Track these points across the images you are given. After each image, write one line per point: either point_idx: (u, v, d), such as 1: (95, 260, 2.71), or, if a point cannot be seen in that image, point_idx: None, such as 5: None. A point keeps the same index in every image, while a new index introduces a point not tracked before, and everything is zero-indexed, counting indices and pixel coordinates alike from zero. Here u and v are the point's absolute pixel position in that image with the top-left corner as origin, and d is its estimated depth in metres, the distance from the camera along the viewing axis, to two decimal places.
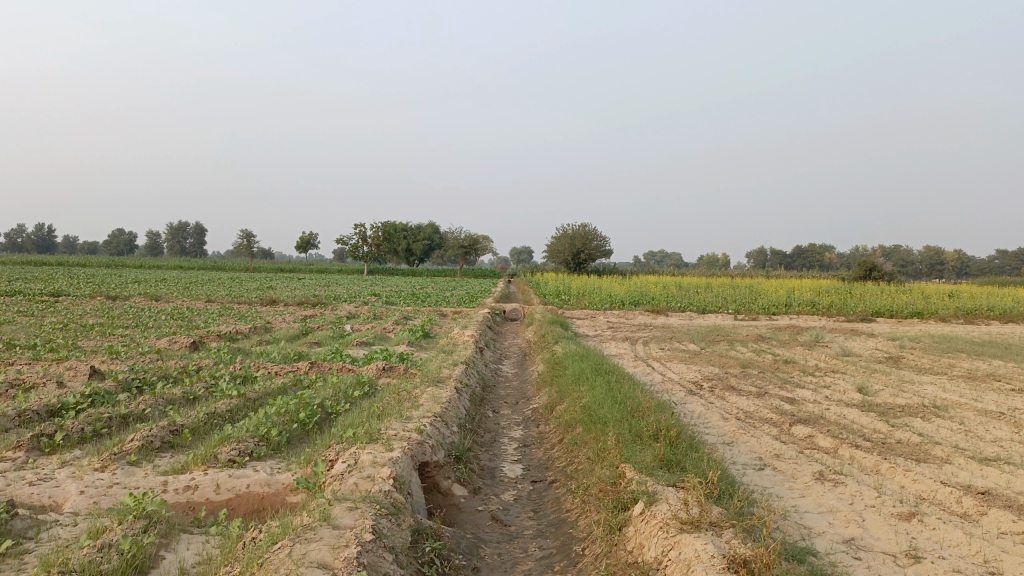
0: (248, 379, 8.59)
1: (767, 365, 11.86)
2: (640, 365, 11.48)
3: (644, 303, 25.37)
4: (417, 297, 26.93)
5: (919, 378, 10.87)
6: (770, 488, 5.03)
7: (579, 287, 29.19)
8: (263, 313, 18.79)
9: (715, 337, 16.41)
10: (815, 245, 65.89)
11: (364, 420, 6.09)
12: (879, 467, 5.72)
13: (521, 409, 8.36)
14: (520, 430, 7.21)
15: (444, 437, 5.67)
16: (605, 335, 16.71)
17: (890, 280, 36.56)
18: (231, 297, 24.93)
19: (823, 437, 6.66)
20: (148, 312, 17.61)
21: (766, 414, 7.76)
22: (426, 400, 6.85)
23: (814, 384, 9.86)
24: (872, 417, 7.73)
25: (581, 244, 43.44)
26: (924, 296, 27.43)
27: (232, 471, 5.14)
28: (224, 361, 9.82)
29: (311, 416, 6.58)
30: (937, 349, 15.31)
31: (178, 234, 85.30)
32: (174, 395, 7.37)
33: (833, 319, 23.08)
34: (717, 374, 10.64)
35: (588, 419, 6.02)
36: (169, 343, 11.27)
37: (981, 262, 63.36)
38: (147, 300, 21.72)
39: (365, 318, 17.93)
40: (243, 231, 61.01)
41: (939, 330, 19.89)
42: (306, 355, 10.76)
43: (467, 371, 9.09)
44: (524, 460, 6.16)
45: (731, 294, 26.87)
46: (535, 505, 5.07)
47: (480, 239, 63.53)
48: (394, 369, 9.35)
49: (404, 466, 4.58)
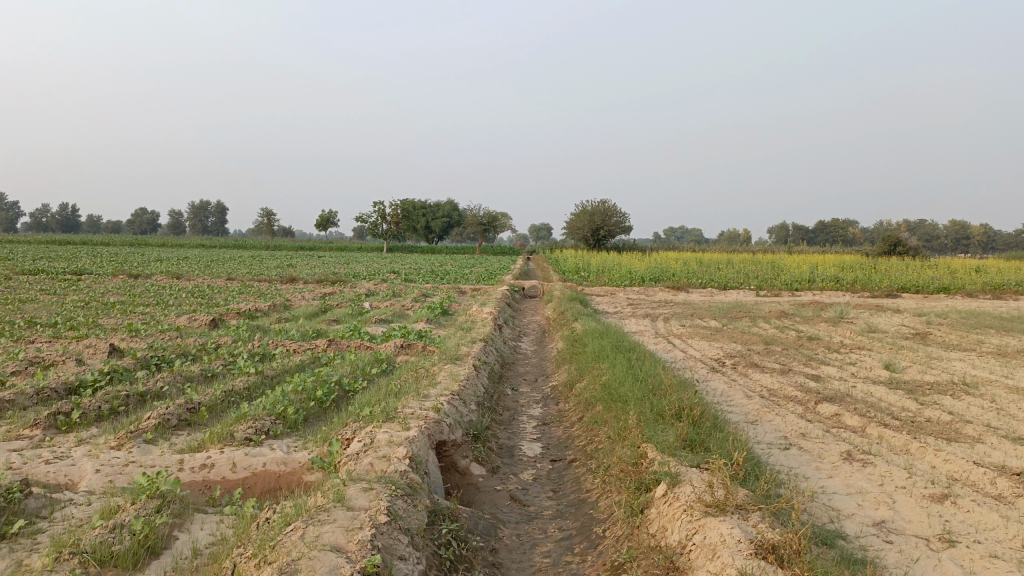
0: (266, 356, 8.55)
1: (791, 341, 11.66)
2: (661, 342, 11.33)
3: (665, 280, 25.12)
4: (437, 274, 26.87)
5: (947, 354, 10.63)
6: (796, 469, 4.88)
7: (599, 263, 28.99)
8: (282, 290, 18.81)
9: (737, 314, 16.19)
10: (837, 221, 65.03)
11: (381, 398, 6.02)
12: (908, 447, 5.56)
13: (540, 386, 8.26)
14: (540, 409, 7.10)
15: (462, 416, 5.57)
16: (625, 312, 16.54)
17: (915, 255, 35.97)
18: (251, 274, 25.00)
19: (850, 416, 6.49)
20: (169, 289, 17.68)
21: (791, 391, 7.60)
22: (443, 378, 6.76)
23: (839, 361, 9.66)
24: (900, 394, 7.54)
25: (601, 221, 43.10)
26: (950, 271, 26.95)
27: (248, 450, 5.08)
28: (242, 338, 9.79)
29: (328, 393, 6.52)
30: (965, 324, 14.99)
31: (199, 212, 85.81)
32: (192, 372, 7.34)
33: (857, 295, 22.71)
34: (740, 351, 10.47)
35: (609, 398, 5.90)
36: (188, 321, 11.26)
37: (1008, 237, 62.16)
38: (169, 278, 21.81)
39: (384, 296, 17.88)
40: (263, 209, 61.19)
41: (967, 305, 19.50)
42: (324, 333, 10.72)
43: (486, 349, 8.99)
44: (543, 439, 6.05)
45: (753, 270, 26.54)
46: (555, 485, 4.97)
47: (499, 216, 63.28)
48: (412, 346, 9.27)
49: (421, 446, 4.49)
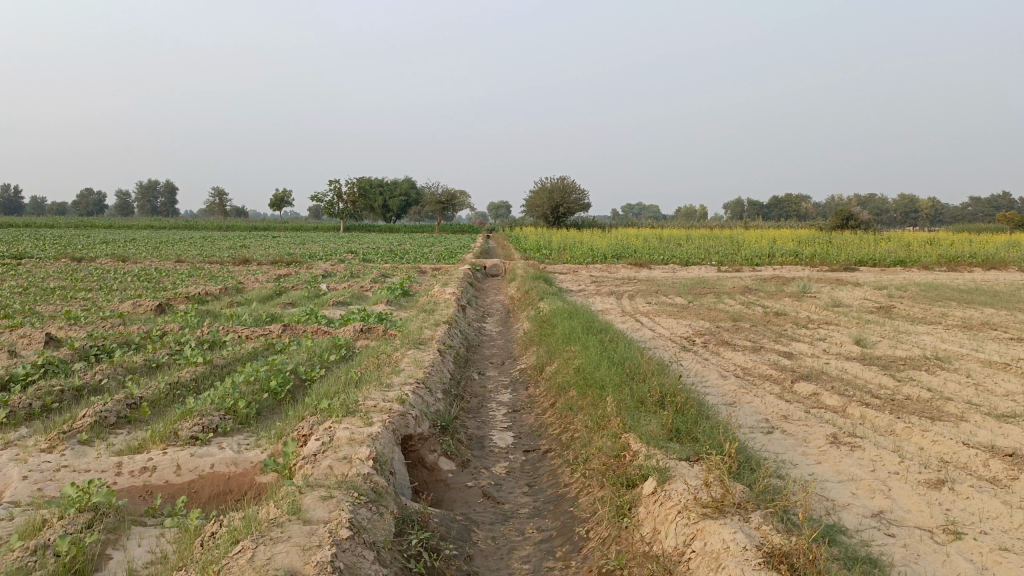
0: (215, 344, 8.04)
1: (758, 317, 11.50)
2: (629, 320, 11.07)
3: (627, 256, 24.93)
4: (396, 254, 26.37)
5: (914, 328, 10.54)
6: (782, 455, 4.64)
7: (559, 241, 28.69)
8: (235, 273, 18.14)
9: (701, 290, 16.05)
10: (792, 196, 65.87)
11: (340, 389, 5.61)
12: (893, 428, 5.36)
13: (507, 370, 7.92)
14: (509, 394, 6.77)
15: (428, 406, 5.20)
16: (590, 290, 16.28)
17: (868, 229, 36.39)
18: (202, 256, 24.12)
19: (830, 395, 6.28)
20: (114, 273, 16.91)
21: (766, 370, 7.37)
22: (407, 364, 6.38)
23: (809, 337, 9.50)
24: (875, 371, 7.37)
25: (561, 198, 42.85)
26: (906, 244, 27.27)
27: (195, 450, 4.66)
28: (191, 325, 9.24)
29: (283, 383, 6.09)
30: (926, 297, 15.03)
31: (149, 193, 83.31)
32: (135, 363, 6.83)
33: (816, 269, 22.79)
34: (709, 329, 10.26)
35: (583, 383, 5.59)
36: (133, 307, 10.65)
37: (955, 210, 63.59)
38: (114, 262, 20.88)
39: (341, 277, 17.30)
40: (215, 188, 59.57)
41: (924, 278, 19.65)
42: (279, 317, 10.21)
43: (450, 331, 8.62)
44: (515, 428, 5.72)
45: (713, 246, 26.53)
46: (531, 479, 4.64)
47: (458, 194, 62.58)
48: (372, 330, 8.84)
49: (385, 443, 4.11)
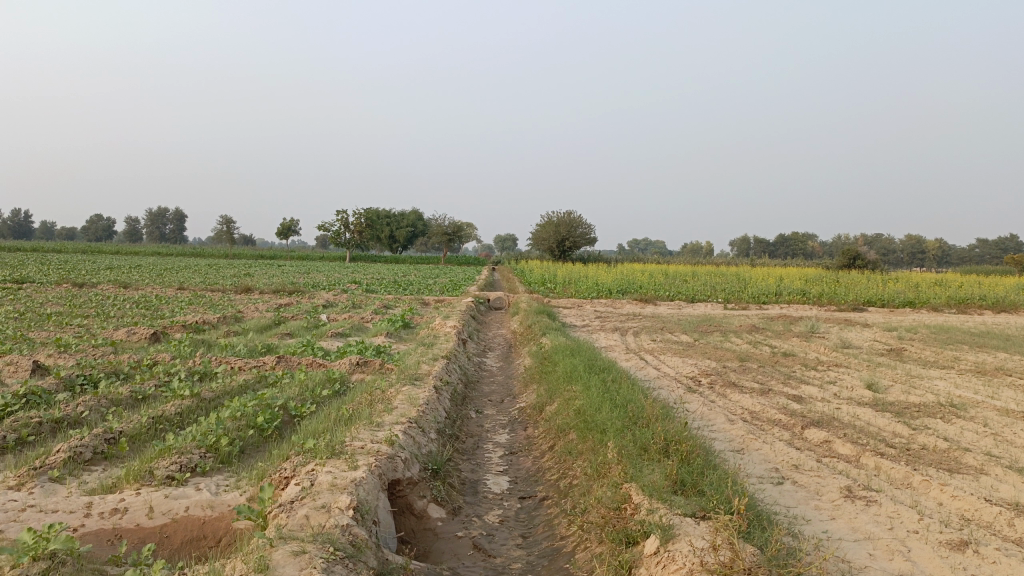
0: (206, 375, 7.80)
1: (766, 357, 11.22)
2: (633, 358, 10.78)
3: (632, 292, 24.70)
4: (399, 285, 26.25)
5: (926, 372, 10.24)
6: (793, 509, 4.36)
7: (565, 275, 28.50)
8: (235, 301, 17.95)
9: (707, 328, 15.78)
10: (798, 235, 65.84)
11: (328, 427, 5.35)
12: (909, 481, 5.08)
13: (506, 409, 7.64)
14: (506, 435, 6.49)
15: (419, 448, 4.94)
16: (594, 325, 16.03)
17: (875, 268, 36.16)
18: (205, 284, 23.99)
19: (842, 444, 5.99)
20: (113, 299, 16.73)
21: (774, 415, 7.09)
22: (400, 402, 6.12)
23: (819, 380, 9.20)
24: (888, 418, 7.08)
25: (567, 232, 42.73)
26: (914, 285, 27.01)
27: (170, 491, 4.40)
28: (183, 354, 9.00)
29: (270, 420, 5.84)
30: (937, 340, 14.70)
31: (158, 219, 83.69)
32: (120, 395, 6.59)
33: (824, 308, 22.50)
34: (715, 369, 9.98)
35: (584, 427, 5.32)
36: (126, 335, 10.43)
37: (962, 251, 63.32)
38: (116, 288, 20.72)
39: (343, 307, 17.10)
40: (222, 215, 59.73)
41: (934, 320, 19.35)
42: (275, 348, 9.97)
43: (448, 366, 8.36)
44: (511, 472, 5.45)
45: (719, 283, 26.32)
46: (525, 529, 4.36)
47: (464, 226, 62.58)
48: (369, 364, 8.59)
49: (370, 489, 3.85)
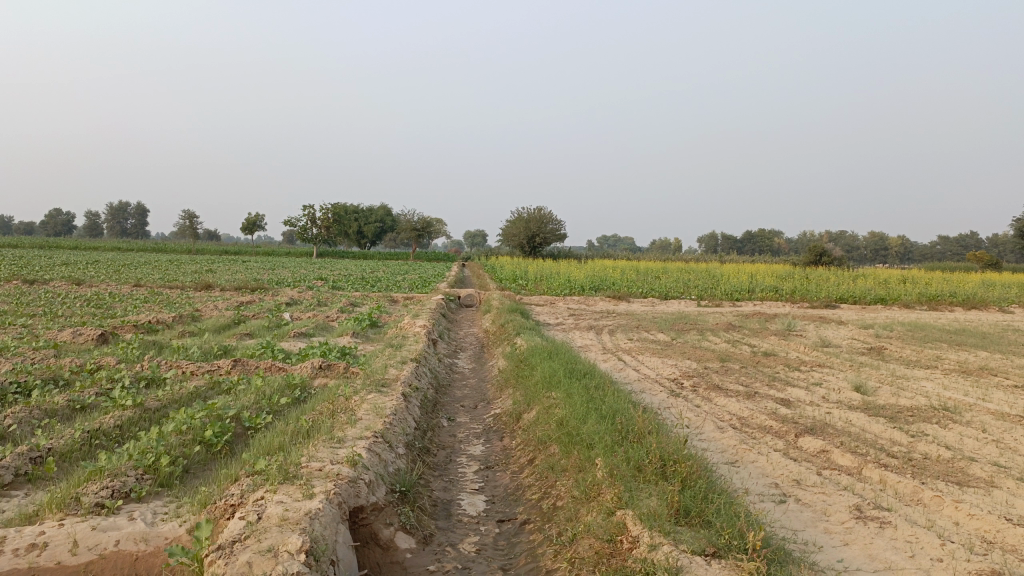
0: (153, 382, 7.18)
1: (747, 357, 10.85)
2: (611, 360, 10.34)
3: (605, 289, 24.36)
4: (367, 281, 25.54)
5: (911, 373, 9.93)
6: (802, 535, 3.94)
7: (536, 271, 28.12)
8: (194, 299, 17.18)
9: (683, 326, 15.42)
10: (765, 231, 66.37)
11: (283, 443, 4.80)
12: (920, 497, 4.69)
13: (480, 416, 7.14)
14: (481, 446, 6.00)
15: (386, 467, 4.44)
16: (568, 324, 15.58)
17: (841, 264, 36.36)
18: (163, 281, 23.10)
19: (841, 454, 5.60)
20: (63, 297, 15.86)
21: (764, 420, 6.66)
22: (365, 411, 5.58)
23: (804, 381, 8.83)
24: (883, 424, 6.71)
25: (537, 228, 42.33)
26: (884, 282, 27.05)
27: (99, 521, 3.82)
28: (131, 358, 8.34)
29: (220, 433, 5.29)
30: (915, 338, 14.49)
31: (118, 214, 81.57)
32: (55, 405, 5.96)
33: (797, 305, 22.35)
34: (697, 370, 9.59)
35: (568, 440, 4.85)
36: (71, 336, 9.73)
37: (924, 248, 64.23)
38: (68, 285, 19.77)
39: (307, 305, 16.47)
40: (187, 210, 58.42)
41: (907, 317, 19.25)
42: (232, 350, 9.34)
43: (417, 370, 7.84)
44: (487, 489, 4.96)
45: (692, 279, 26.06)
46: (505, 560, 3.87)
47: (433, 221, 61.80)
48: (332, 367, 8.03)
49: (327, 523, 3.33)
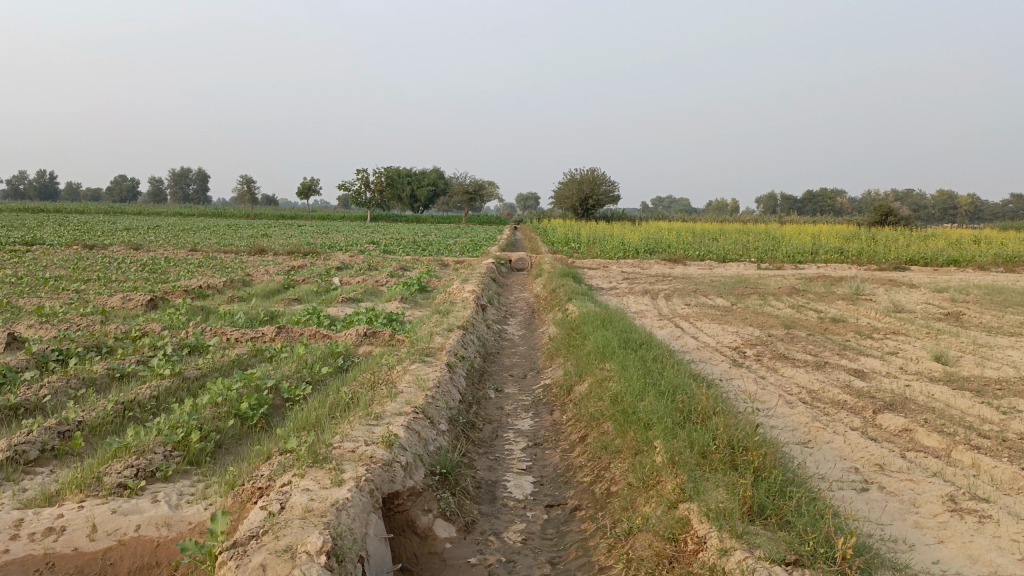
0: (196, 349, 7.00)
1: (814, 324, 10.23)
2: (668, 327, 9.86)
3: (660, 251, 23.67)
4: (418, 245, 25.26)
5: (995, 341, 9.18)
6: (889, 531, 3.48)
7: (590, 234, 27.52)
8: (246, 264, 17.19)
9: (743, 289, 14.75)
10: (826, 190, 64.09)
11: (319, 418, 4.53)
12: (1021, 485, 4.16)
13: (529, 387, 6.78)
14: (529, 421, 5.64)
15: (425, 447, 4.12)
16: (622, 288, 15.07)
17: (908, 225, 34.71)
18: (219, 245, 23.33)
19: (925, 434, 5.07)
20: (119, 262, 16.01)
21: (837, 394, 6.13)
22: (406, 384, 5.26)
23: (878, 351, 8.22)
24: (970, 399, 6.12)
25: (590, 190, 41.55)
26: (957, 242, 25.66)
27: (120, 505, 3.59)
28: (176, 325, 8.22)
29: (256, 406, 5.05)
30: (995, 303, 13.55)
31: (180, 180, 83.11)
32: (94, 375, 5.82)
33: (864, 268, 21.32)
34: (760, 337, 9.04)
35: (623, 419, 4.45)
36: (121, 301, 9.69)
37: (996, 206, 61.05)
38: (126, 250, 20.04)
39: (358, 269, 16.30)
40: (244, 176, 59.27)
41: (984, 280, 18.16)
42: (278, 317, 9.16)
43: (464, 338, 7.51)
44: (536, 469, 4.61)
45: (751, 241, 25.13)
46: (553, 553, 3.51)
47: (485, 184, 61.30)
48: (377, 334, 7.76)
49: (356, 515, 3.02)
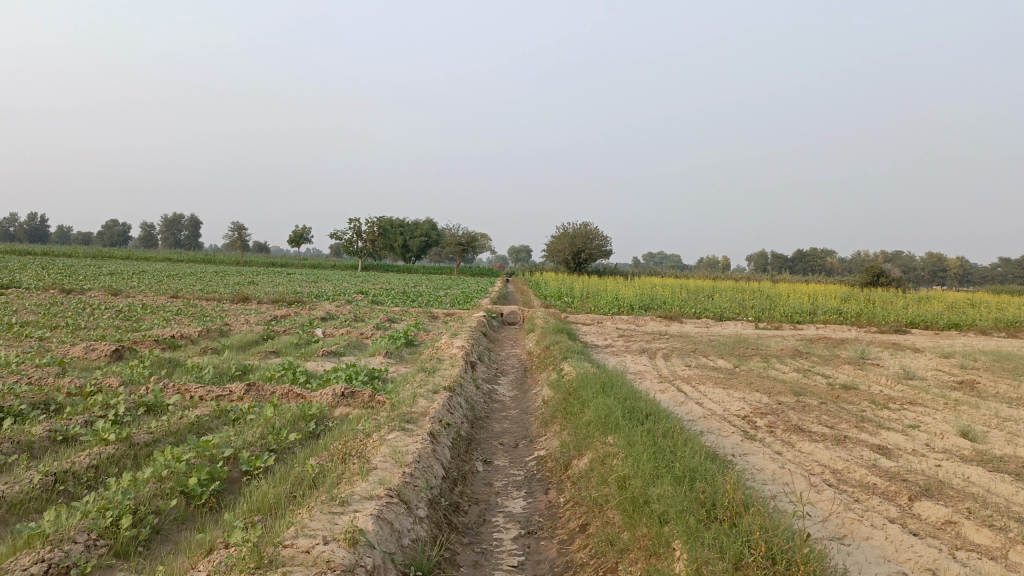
0: (153, 409, 6.31)
1: (824, 390, 9.60)
2: (671, 391, 9.21)
3: (655, 308, 23.15)
4: (409, 296, 24.67)
5: (1019, 415, 8.57)
6: None
7: (584, 288, 27.03)
8: (227, 313, 16.47)
9: (745, 350, 14.16)
10: (816, 249, 64.26)
11: (277, 500, 3.86)
12: None
13: (521, 458, 6.12)
14: (521, 501, 4.98)
15: (397, 543, 3.45)
16: (618, 346, 14.48)
17: (901, 286, 34.44)
18: (202, 292, 22.68)
19: (974, 529, 4.42)
20: (94, 308, 15.29)
21: (865, 475, 5.49)
22: (382, 458, 4.60)
23: (900, 424, 7.58)
24: (1012, 484, 5.48)
25: (583, 244, 41.25)
26: (955, 305, 25.27)
27: None
28: (137, 380, 7.53)
29: (207, 481, 4.37)
30: (1006, 370, 12.99)
31: (172, 226, 82.88)
32: (31, 439, 5.11)
33: (863, 330, 20.86)
34: (771, 405, 8.41)
35: (633, 510, 3.81)
36: (84, 352, 9.00)
37: (986, 270, 61.25)
38: (103, 295, 19.29)
39: (343, 321, 15.64)
40: (235, 223, 58.94)
41: (988, 345, 17.65)
42: (252, 371, 8.49)
43: (451, 401, 6.87)
44: (529, 565, 3.93)
45: (748, 299, 24.64)
46: None
47: (478, 236, 61.13)
48: (356, 395, 7.09)
49: None
